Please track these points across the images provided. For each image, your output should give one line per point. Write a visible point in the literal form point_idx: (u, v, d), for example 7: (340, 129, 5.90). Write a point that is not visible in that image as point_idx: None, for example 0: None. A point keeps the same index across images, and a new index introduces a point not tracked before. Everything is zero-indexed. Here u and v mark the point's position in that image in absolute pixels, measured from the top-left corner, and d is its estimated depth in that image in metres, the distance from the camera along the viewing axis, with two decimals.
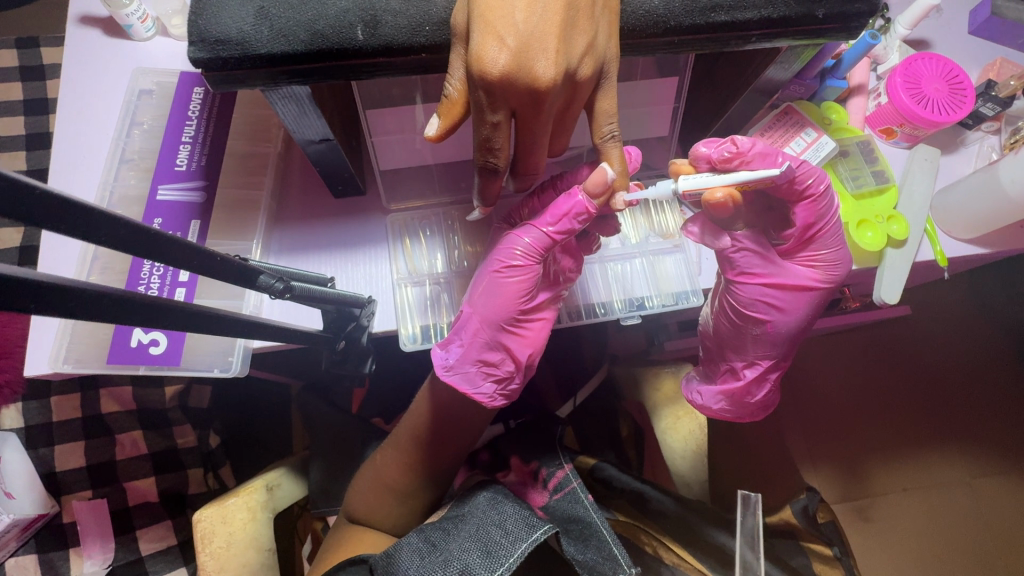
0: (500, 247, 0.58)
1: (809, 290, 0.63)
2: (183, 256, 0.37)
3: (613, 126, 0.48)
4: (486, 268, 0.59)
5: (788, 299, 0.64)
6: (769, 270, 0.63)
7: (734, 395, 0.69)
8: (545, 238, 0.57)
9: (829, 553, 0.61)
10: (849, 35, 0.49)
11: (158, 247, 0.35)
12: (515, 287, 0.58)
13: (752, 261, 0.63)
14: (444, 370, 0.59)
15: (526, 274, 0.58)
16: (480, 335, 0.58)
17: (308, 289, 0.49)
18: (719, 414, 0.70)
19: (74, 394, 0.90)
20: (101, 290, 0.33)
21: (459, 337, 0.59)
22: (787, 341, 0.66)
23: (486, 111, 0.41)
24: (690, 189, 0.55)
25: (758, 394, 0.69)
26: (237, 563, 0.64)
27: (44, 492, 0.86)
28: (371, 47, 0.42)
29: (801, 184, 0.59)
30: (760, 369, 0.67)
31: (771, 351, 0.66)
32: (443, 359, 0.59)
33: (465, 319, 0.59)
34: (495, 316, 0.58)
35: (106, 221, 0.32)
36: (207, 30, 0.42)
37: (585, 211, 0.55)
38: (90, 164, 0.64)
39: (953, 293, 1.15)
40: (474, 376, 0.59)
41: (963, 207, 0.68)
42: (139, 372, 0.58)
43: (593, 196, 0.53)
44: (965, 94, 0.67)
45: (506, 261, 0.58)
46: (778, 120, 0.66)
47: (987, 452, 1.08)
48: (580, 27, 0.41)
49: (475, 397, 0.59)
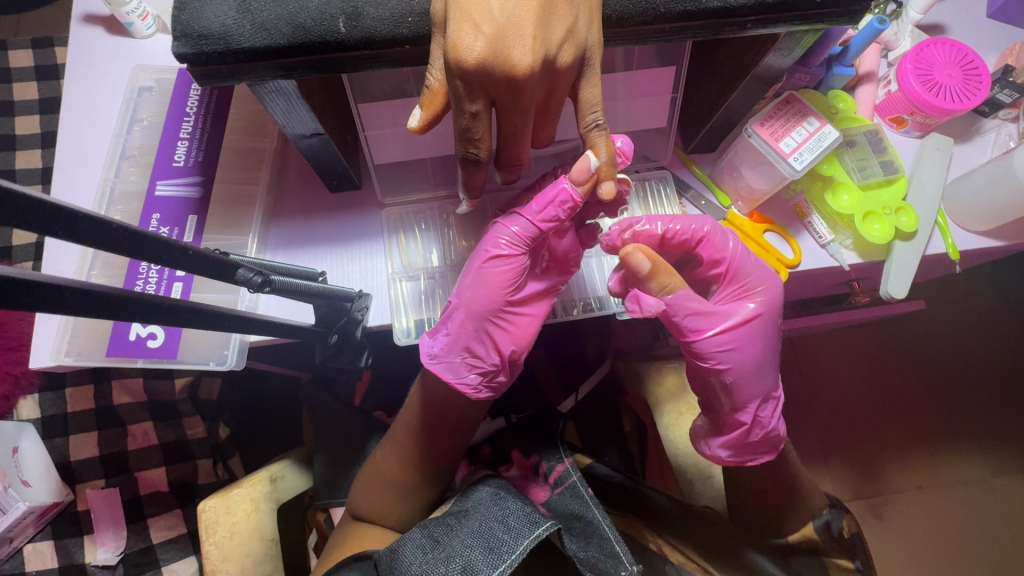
0: (486, 237, 0.59)
1: (746, 323, 0.60)
2: (156, 250, 0.36)
3: (597, 115, 0.46)
4: (472, 259, 0.59)
5: (740, 337, 0.60)
6: (712, 320, 0.60)
7: (746, 442, 0.62)
8: (531, 227, 0.57)
9: (850, 566, 0.58)
10: (850, 20, 0.48)
11: (129, 243, 0.35)
12: (501, 276, 0.58)
13: (716, 340, 0.60)
14: (429, 358, 0.59)
15: (512, 262, 0.58)
16: (466, 326, 0.58)
17: (290, 282, 0.49)
18: (733, 464, 0.63)
19: (88, 385, 0.92)
20: (58, 282, 0.32)
21: (446, 327, 0.59)
22: (758, 372, 0.61)
23: (465, 101, 0.41)
24: (762, 131, 0.60)
25: (765, 433, 0.61)
26: (239, 552, 0.65)
27: (59, 481, 0.89)
28: (353, 39, 0.42)
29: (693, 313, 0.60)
30: (779, 427, 0.62)
31: (749, 356, 0.60)
32: (428, 347, 0.59)
33: (452, 309, 0.59)
34: (481, 306, 0.58)
35: (50, 212, 0.30)
36: (190, 25, 0.42)
37: (569, 198, 0.55)
38: (92, 160, 0.65)
39: (972, 288, 1.11)
40: (459, 366, 0.59)
41: (977, 196, 0.65)
42: (138, 365, 0.59)
43: (577, 184, 0.53)
44: (980, 81, 0.64)
45: (492, 250, 0.58)
46: (779, 110, 0.60)
47: (1008, 451, 1.04)
48: (558, 12, 0.40)
49: (459, 387, 0.59)
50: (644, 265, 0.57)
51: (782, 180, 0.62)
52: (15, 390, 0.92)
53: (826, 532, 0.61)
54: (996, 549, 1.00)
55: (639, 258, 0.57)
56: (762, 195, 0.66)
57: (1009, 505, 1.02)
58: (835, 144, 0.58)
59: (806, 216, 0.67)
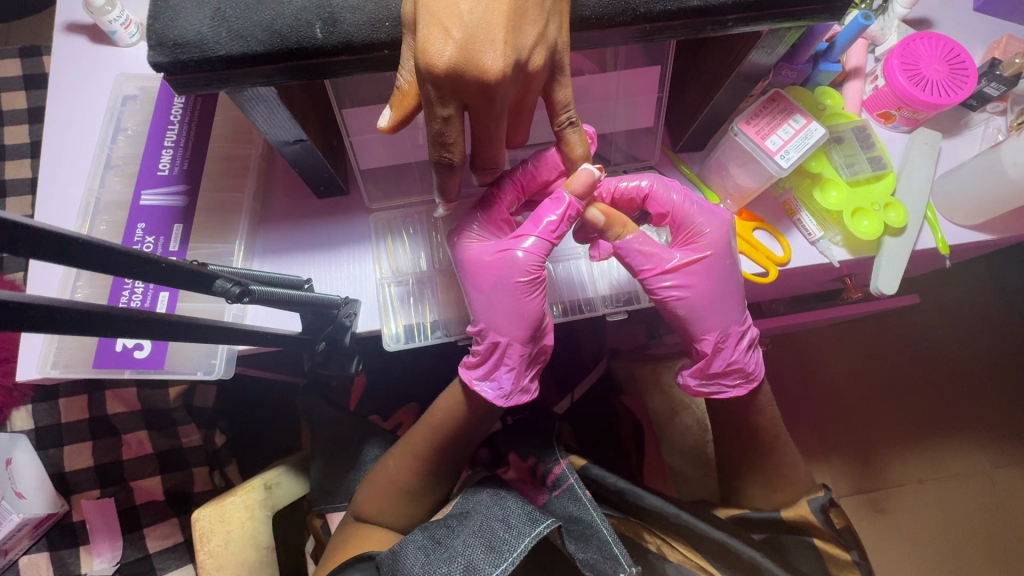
0: (508, 272, 0.58)
1: (697, 258, 0.62)
2: (122, 264, 0.36)
3: (570, 114, 0.47)
4: (499, 295, 0.59)
5: (688, 271, 0.62)
6: (660, 260, 0.62)
7: (710, 372, 0.65)
8: (548, 244, 0.58)
9: (847, 559, 0.60)
10: (832, 15, 0.48)
11: (90, 256, 0.34)
12: (541, 297, 0.59)
13: (665, 279, 0.62)
14: (502, 398, 0.61)
15: (541, 282, 0.59)
16: (528, 352, 0.60)
17: (271, 292, 0.48)
18: (703, 393, 0.66)
19: (82, 396, 0.92)
20: (25, 300, 0.31)
21: (505, 363, 0.60)
22: (714, 303, 0.62)
23: (436, 105, 0.41)
24: (747, 128, 0.59)
25: (729, 363, 0.64)
26: (234, 561, 0.64)
27: (54, 492, 0.88)
28: (331, 46, 0.42)
29: (634, 257, 0.61)
30: (743, 356, 0.64)
31: (700, 287, 0.62)
32: (497, 389, 0.61)
33: (502, 346, 0.59)
34: (536, 330, 0.60)
35: (23, 233, 0.30)
36: (166, 33, 0.42)
37: (576, 213, 0.57)
38: (78, 172, 0.65)
39: (967, 281, 1.11)
40: (528, 383, 0.62)
41: (964, 192, 0.65)
42: (125, 376, 0.59)
43: (579, 197, 0.56)
44: (967, 75, 0.64)
45: (522, 282, 0.58)
46: (765, 107, 0.60)
47: (1006, 443, 1.04)
48: (529, 16, 0.39)
49: (530, 399, 0.62)
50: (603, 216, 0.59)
51: (769, 177, 0.61)
52: (8, 402, 0.91)
53: (825, 519, 0.62)
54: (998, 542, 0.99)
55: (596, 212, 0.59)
56: (750, 194, 0.66)
57: (1010, 498, 1.01)
58: (817, 145, 0.58)
59: (795, 213, 0.67)
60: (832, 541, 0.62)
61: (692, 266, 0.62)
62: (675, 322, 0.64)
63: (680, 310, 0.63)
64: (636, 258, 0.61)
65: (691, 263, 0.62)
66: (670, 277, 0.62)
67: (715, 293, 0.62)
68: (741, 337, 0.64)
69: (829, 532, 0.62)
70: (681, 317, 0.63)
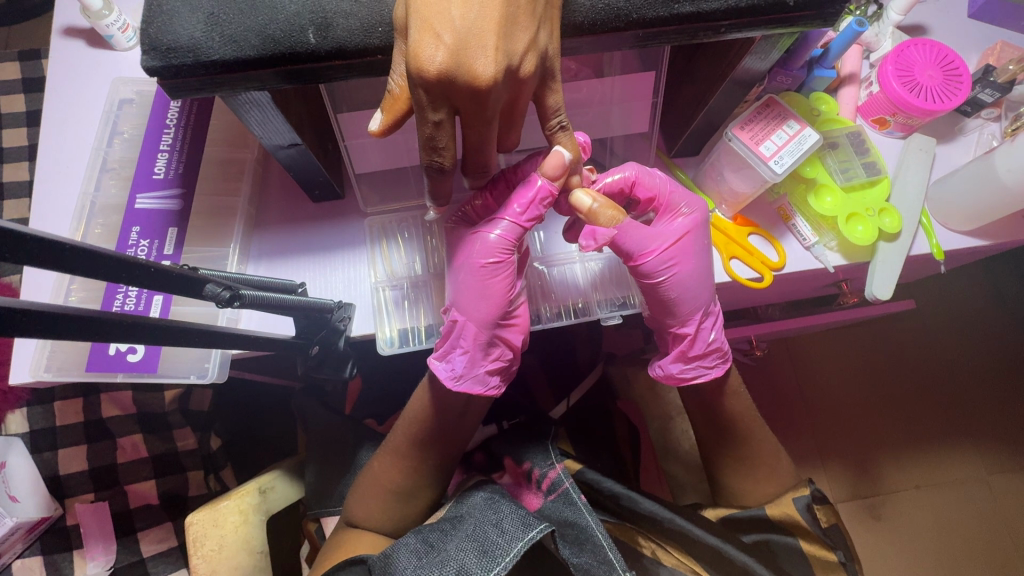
0: (472, 249, 0.59)
1: (686, 240, 0.62)
2: (113, 269, 0.36)
3: (561, 118, 0.48)
4: (465, 274, 0.59)
5: (679, 254, 0.62)
6: (654, 243, 0.61)
7: (690, 354, 0.66)
8: (518, 228, 0.58)
9: (831, 559, 0.61)
10: (824, 21, 0.48)
11: (80, 261, 0.34)
12: (502, 285, 0.59)
13: (660, 262, 0.62)
14: (452, 380, 0.61)
15: (507, 268, 0.59)
16: (482, 339, 0.60)
17: (262, 297, 0.48)
18: (682, 379, 0.67)
19: (78, 399, 0.92)
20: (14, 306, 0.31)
21: (459, 346, 0.60)
22: (701, 284, 0.63)
23: (427, 110, 0.41)
24: (741, 133, 0.59)
25: (707, 345, 0.66)
26: (227, 565, 0.64)
27: (48, 496, 0.88)
28: (324, 51, 0.42)
29: (629, 241, 0.61)
30: (719, 337, 0.67)
31: (691, 268, 0.63)
32: (448, 370, 0.61)
33: (459, 326, 0.60)
34: (491, 318, 0.59)
35: (15, 240, 0.30)
36: (159, 38, 0.42)
37: (549, 196, 0.56)
38: (73, 175, 0.65)
39: (965, 287, 1.11)
40: (482, 375, 0.62)
41: (959, 198, 0.65)
42: (117, 379, 0.58)
43: (553, 178, 0.54)
44: (960, 81, 0.64)
45: (484, 263, 0.58)
46: (759, 113, 0.60)
47: (1004, 448, 1.04)
48: (521, 23, 0.39)
49: (487, 394, 0.62)
50: (590, 203, 0.57)
51: (764, 182, 0.61)
52: (3, 405, 0.91)
53: (812, 518, 0.63)
54: (995, 549, 0.99)
55: (583, 199, 0.57)
56: (745, 198, 0.66)
57: (1007, 504, 1.01)
58: (810, 151, 0.58)
59: (789, 218, 0.67)
60: (819, 542, 0.62)
61: (683, 249, 0.62)
62: (664, 306, 0.65)
63: (670, 293, 0.63)
64: (631, 241, 0.61)
65: (681, 246, 0.62)
66: (663, 261, 0.61)
67: (703, 275, 0.63)
68: (719, 318, 0.66)
69: (817, 532, 0.62)
70: (671, 299, 0.64)
